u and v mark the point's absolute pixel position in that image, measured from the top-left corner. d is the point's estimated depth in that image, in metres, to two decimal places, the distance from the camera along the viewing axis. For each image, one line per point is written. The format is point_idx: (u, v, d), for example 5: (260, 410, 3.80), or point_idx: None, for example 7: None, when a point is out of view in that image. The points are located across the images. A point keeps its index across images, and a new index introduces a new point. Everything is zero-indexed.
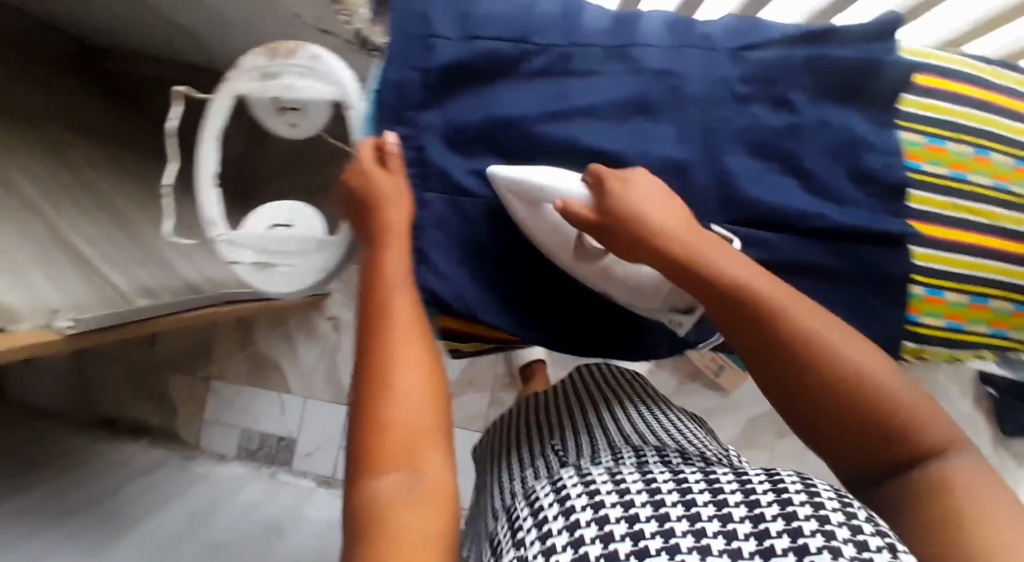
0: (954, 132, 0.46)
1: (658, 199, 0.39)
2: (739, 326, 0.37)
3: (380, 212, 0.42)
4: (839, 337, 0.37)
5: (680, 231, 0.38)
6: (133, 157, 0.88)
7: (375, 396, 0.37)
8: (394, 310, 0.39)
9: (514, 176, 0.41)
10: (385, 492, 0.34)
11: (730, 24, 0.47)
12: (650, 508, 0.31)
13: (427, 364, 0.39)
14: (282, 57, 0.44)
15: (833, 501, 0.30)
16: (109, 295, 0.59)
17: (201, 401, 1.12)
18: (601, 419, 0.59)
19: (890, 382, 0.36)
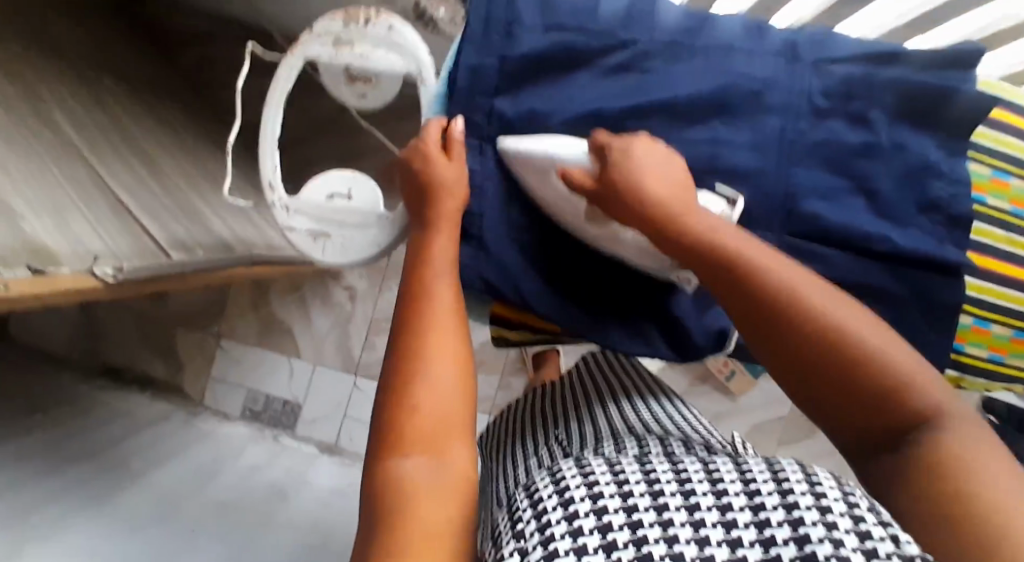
0: (1021, 168, 0.45)
1: (654, 165, 0.37)
2: (739, 298, 0.33)
3: (437, 200, 0.40)
4: (853, 313, 0.32)
5: (666, 195, 0.36)
6: (166, 106, 0.87)
7: (409, 376, 0.35)
8: (436, 297, 0.38)
9: (522, 149, 0.40)
10: (406, 474, 0.32)
11: (816, 33, 0.46)
12: (649, 498, 0.28)
13: (455, 349, 0.37)
14: (357, 24, 0.44)
15: (835, 489, 0.26)
16: (146, 246, 0.59)
17: (209, 357, 1.12)
18: (613, 407, 0.58)
19: (895, 354, 0.31)
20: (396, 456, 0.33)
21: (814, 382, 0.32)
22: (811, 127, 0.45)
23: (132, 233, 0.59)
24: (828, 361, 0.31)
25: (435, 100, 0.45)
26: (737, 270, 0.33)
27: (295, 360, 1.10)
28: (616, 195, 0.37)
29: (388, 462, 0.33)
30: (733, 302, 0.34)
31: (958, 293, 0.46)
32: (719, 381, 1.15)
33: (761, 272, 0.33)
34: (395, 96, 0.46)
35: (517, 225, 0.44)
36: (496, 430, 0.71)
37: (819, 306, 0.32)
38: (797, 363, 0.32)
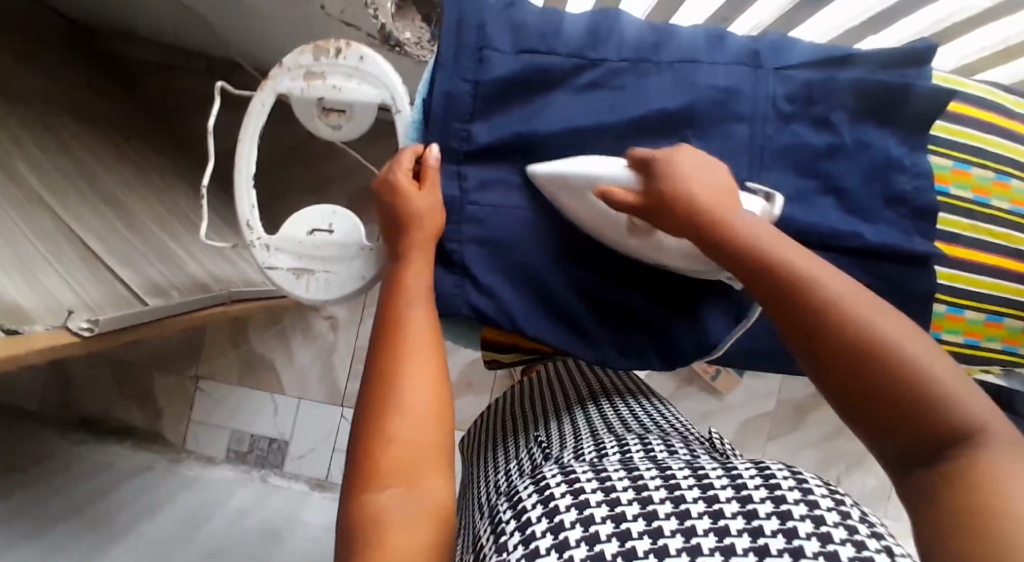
0: (978, 158, 0.48)
1: (700, 170, 0.37)
2: (773, 302, 0.34)
3: (407, 229, 0.40)
4: (887, 319, 0.32)
5: (710, 200, 0.36)
6: (130, 146, 0.85)
7: (382, 407, 0.34)
8: (412, 324, 0.37)
9: (555, 170, 0.40)
10: (385, 510, 0.31)
11: (773, 40, 0.47)
12: (637, 506, 0.29)
13: (433, 370, 0.36)
14: (328, 56, 0.44)
15: (826, 495, 0.27)
16: (118, 294, 0.57)
17: (188, 401, 1.09)
18: (594, 408, 0.58)
19: (938, 368, 0.31)
20: (372, 489, 0.31)
21: (837, 387, 0.32)
22: (777, 131, 0.46)
23: (104, 282, 0.57)
24: (856, 367, 0.31)
25: (411, 125, 0.45)
26: (772, 277, 0.33)
27: (278, 397, 1.08)
28: (657, 204, 0.37)
29: (363, 497, 0.31)
30: (768, 303, 0.34)
31: (931, 282, 0.47)
32: (705, 382, 1.16)
33: (793, 277, 0.33)
34: (371, 126, 0.45)
35: (500, 248, 0.44)
36: (477, 437, 0.70)
37: (850, 313, 0.32)
38: (822, 363, 0.33)
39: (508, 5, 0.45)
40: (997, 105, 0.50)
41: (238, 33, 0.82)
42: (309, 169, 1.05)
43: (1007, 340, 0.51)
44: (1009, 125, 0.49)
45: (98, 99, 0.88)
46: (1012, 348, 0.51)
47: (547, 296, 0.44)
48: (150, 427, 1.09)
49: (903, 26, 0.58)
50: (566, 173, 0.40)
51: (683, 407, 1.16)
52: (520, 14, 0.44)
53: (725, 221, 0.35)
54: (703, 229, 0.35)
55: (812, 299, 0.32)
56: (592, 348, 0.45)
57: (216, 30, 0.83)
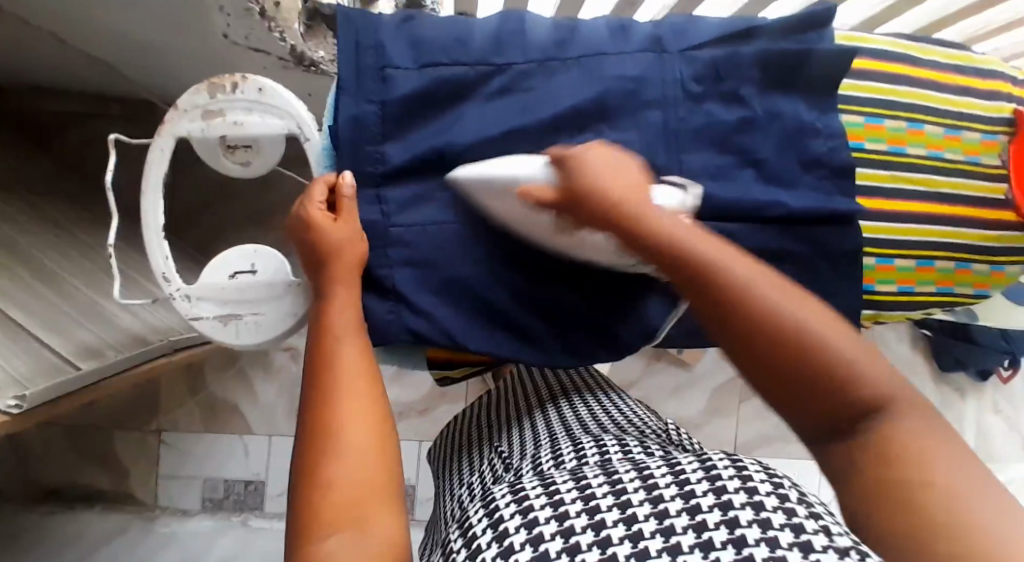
0: (889, 109, 0.49)
1: (613, 169, 0.38)
2: (689, 287, 0.35)
3: (332, 260, 0.39)
4: (796, 300, 0.33)
5: (625, 199, 0.37)
6: (51, 203, 0.82)
7: (321, 451, 0.33)
8: (342, 364, 0.36)
9: (482, 174, 0.40)
10: (329, 556, 0.30)
11: (675, 23, 0.48)
12: (585, 516, 0.29)
13: (371, 406, 0.36)
14: (225, 92, 0.42)
15: (766, 484, 0.29)
16: (45, 364, 0.54)
17: (154, 456, 1.05)
18: (555, 410, 0.58)
19: (846, 346, 0.32)
20: (317, 539, 0.30)
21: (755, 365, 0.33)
22: (690, 112, 0.46)
23: (29, 353, 0.55)
24: (774, 349, 0.32)
25: (325, 154, 0.44)
26: (686, 265, 0.34)
27: (248, 437, 1.05)
28: (576, 201, 0.37)
29: (311, 546, 0.30)
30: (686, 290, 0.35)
31: (857, 239, 0.48)
32: (673, 356, 1.17)
33: (708, 262, 0.34)
34: (281, 159, 0.44)
35: (430, 266, 0.43)
36: (441, 453, 0.69)
37: (759, 294, 0.33)
38: (737, 345, 0.33)
39: (405, 22, 0.44)
40: (906, 55, 0.51)
41: (144, 72, 0.78)
42: (244, 202, 1.02)
43: (940, 282, 0.52)
44: (920, 74, 0.50)
45: (5, 158, 0.83)
46: (946, 289, 0.53)
47: (485, 308, 0.43)
48: (116, 489, 1.05)
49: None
50: (494, 175, 0.40)
51: (655, 384, 1.17)
52: (419, 29, 0.44)
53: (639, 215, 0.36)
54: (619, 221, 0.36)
55: (726, 282, 0.33)
56: (537, 352, 0.44)
57: (121, 70, 0.80)
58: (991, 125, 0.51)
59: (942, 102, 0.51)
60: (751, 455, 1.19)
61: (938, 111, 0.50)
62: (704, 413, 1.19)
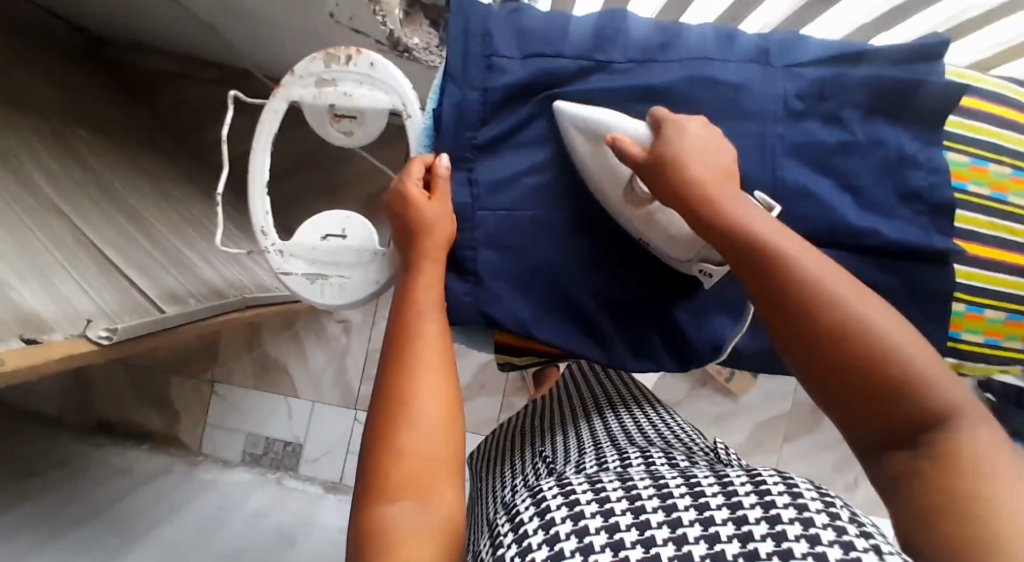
0: (995, 154, 0.47)
1: (703, 147, 0.38)
2: (766, 287, 0.34)
3: (424, 236, 0.40)
4: (876, 308, 0.33)
5: (706, 182, 0.36)
6: (144, 153, 0.87)
7: (394, 421, 0.35)
8: (421, 343, 0.37)
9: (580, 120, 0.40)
10: (394, 520, 0.31)
11: (784, 38, 0.48)
12: (630, 516, 0.30)
13: (445, 393, 0.36)
14: (339, 63, 0.44)
15: (815, 498, 0.29)
16: (136, 302, 0.58)
17: (204, 404, 1.10)
18: (609, 421, 0.59)
19: (917, 353, 0.32)
20: (380, 503, 0.32)
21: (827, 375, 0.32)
22: (789, 129, 0.46)
23: (121, 290, 0.58)
24: (846, 351, 0.32)
25: (423, 133, 0.46)
26: (764, 264, 0.34)
27: (293, 400, 1.08)
28: (657, 175, 0.37)
29: (374, 508, 0.32)
30: (760, 291, 0.34)
31: (950, 280, 0.47)
32: (719, 383, 1.15)
33: (790, 265, 0.33)
34: (380, 134, 0.46)
35: (513, 251, 0.44)
36: (488, 449, 0.71)
37: (831, 292, 0.32)
38: (807, 349, 0.33)
39: (513, 12, 0.46)
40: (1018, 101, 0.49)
41: (247, 41, 0.83)
42: (319, 174, 1.06)
43: None
44: None
45: (110, 108, 0.89)
46: None
47: (562, 298, 0.44)
48: (167, 431, 1.10)
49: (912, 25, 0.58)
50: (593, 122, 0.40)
51: (697, 409, 1.15)
52: (526, 21, 0.45)
53: (721, 210, 0.35)
54: (699, 211, 0.36)
55: (808, 287, 0.33)
56: (605, 348, 0.45)
57: (227, 37, 0.85)
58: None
59: None
60: None
61: None
62: (743, 445, 1.16)
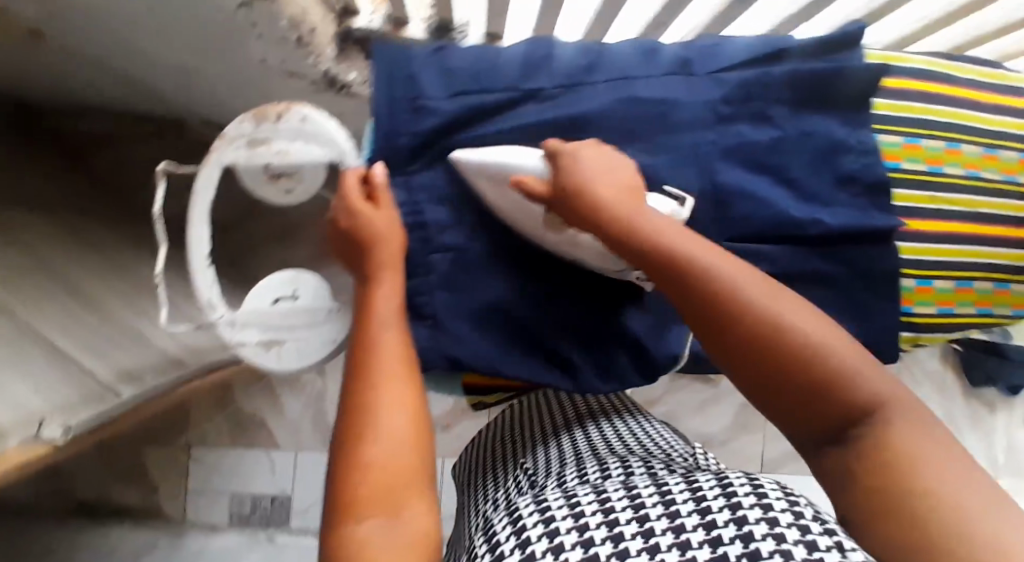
0: (925, 131, 0.52)
1: (606, 169, 0.39)
2: (680, 297, 0.35)
3: (371, 252, 0.40)
4: (792, 309, 0.34)
5: (616, 202, 0.37)
6: (85, 219, 0.83)
7: (359, 433, 0.35)
8: (383, 351, 0.38)
9: (480, 159, 0.41)
10: (364, 539, 0.31)
11: (706, 46, 0.49)
12: (604, 529, 0.31)
13: (409, 401, 0.37)
14: (269, 121, 0.43)
15: (780, 501, 0.30)
16: (91, 391, 0.56)
17: (182, 472, 1.05)
18: (580, 433, 0.60)
19: (835, 346, 0.33)
20: (351, 522, 0.32)
21: (755, 381, 0.33)
22: (721, 133, 0.47)
23: (74, 379, 0.56)
24: (758, 351, 0.33)
25: None
26: (681, 281, 0.34)
27: (274, 452, 1.05)
28: (564, 199, 0.38)
29: (343, 531, 0.32)
30: (672, 298, 0.35)
31: (893, 260, 0.48)
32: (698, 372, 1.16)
33: (707, 280, 0.34)
34: (321, 188, 0.45)
35: (468, 289, 0.44)
36: (469, 466, 0.71)
37: (740, 296, 0.33)
38: (728, 352, 0.34)
39: (438, 51, 0.46)
40: (929, 74, 0.54)
41: (178, 95, 0.80)
42: None
43: (979, 303, 0.54)
44: (943, 91, 0.53)
45: (44, 179, 0.85)
46: (985, 310, 0.55)
47: (524, 330, 0.44)
48: (145, 504, 1.05)
49: (829, 14, 0.60)
50: (496, 160, 0.40)
51: (680, 400, 1.16)
52: (451, 59, 0.45)
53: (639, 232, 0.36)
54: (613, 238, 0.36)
55: (723, 302, 0.33)
56: (572, 373, 0.45)
57: (156, 93, 0.82)
58: (997, 142, 0.54)
59: (963, 118, 0.53)
60: (780, 474, 1.16)
61: (947, 128, 0.52)
62: (730, 429, 1.17)
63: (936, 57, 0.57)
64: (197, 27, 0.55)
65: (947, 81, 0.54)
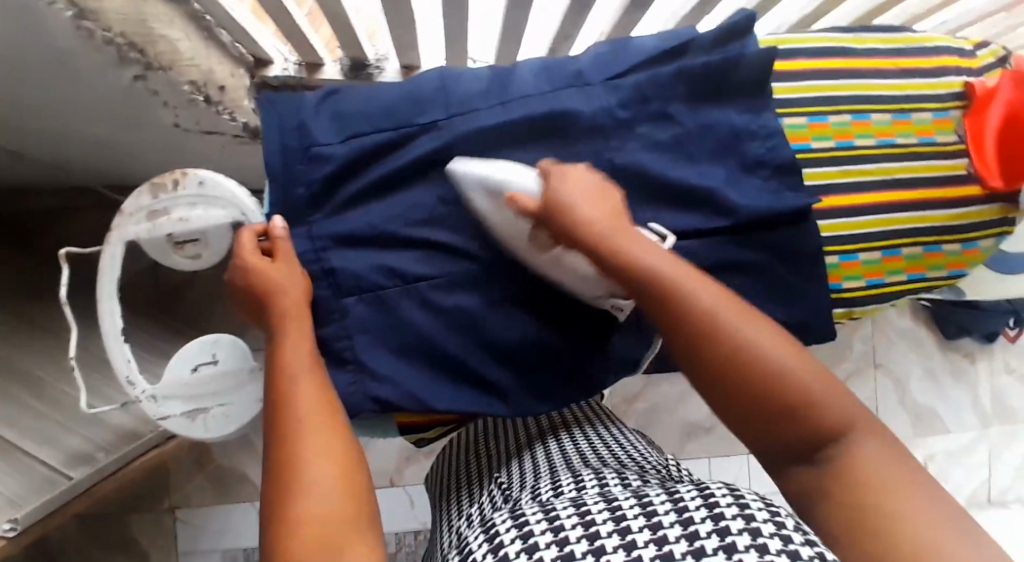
0: (829, 107, 0.53)
1: (591, 191, 0.40)
2: (667, 319, 0.36)
3: (273, 302, 0.40)
4: (767, 333, 0.35)
5: (610, 222, 0.38)
6: (30, 301, 0.82)
7: (286, 491, 0.34)
8: (301, 401, 0.38)
9: (473, 172, 0.41)
10: None
11: (601, 53, 0.49)
12: (581, 529, 0.31)
13: (338, 446, 0.36)
14: (167, 190, 0.43)
15: (757, 501, 0.31)
16: (38, 480, 0.55)
17: (171, 536, 1.04)
18: (552, 444, 0.60)
19: (804, 373, 0.34)
20: None
21: (724, 394, 0.35)
22: (623, 137, 0.47)
23: (24, 471, 0.55)
24: (738, 374, 0.34)
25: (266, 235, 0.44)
26: (671, 313, 0.35)
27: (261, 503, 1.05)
28: (552, 217, 0.38)
29: None
30: (656, 319, 0.36)
31: (813, 240, 0.48)
32: None
33: (688, 302, 0.35)
34: (230, 249, 0.45)
35: (386, 329, 0.43)
36: (441, 479, 0.71)
37: (723, 323, 0.35)
38: (709, 375, 0.35)
39: (326, 98, 0.46)
40: (823, 49, 0.55)
41: (108, 166, 0.80)
42: None
43: (910, 269, 0.54)
44: (840, 64, 0.54)
45: None
46: (918, 275, 0.55)
47: (449, 363, 0.44)
48: None
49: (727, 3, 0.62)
50: (494, 176, 0.41)
51: (661, 393, 1.16)
52: (340, 103, 0.46)
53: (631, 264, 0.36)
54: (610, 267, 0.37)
55: (711, 333, 0.35)
56: (505, 396, 0.45)
57: (85, 168, 0.81)
58: (908, 105, 0.55)
59: (866, 88, 0.54)
60: None
61: (851, 101, 0.53)
62: (714, 416, 1.17)
63: (836, 30, 0.58)
64: (97, 100, 0.55)
65: (845, 54, 0.55)
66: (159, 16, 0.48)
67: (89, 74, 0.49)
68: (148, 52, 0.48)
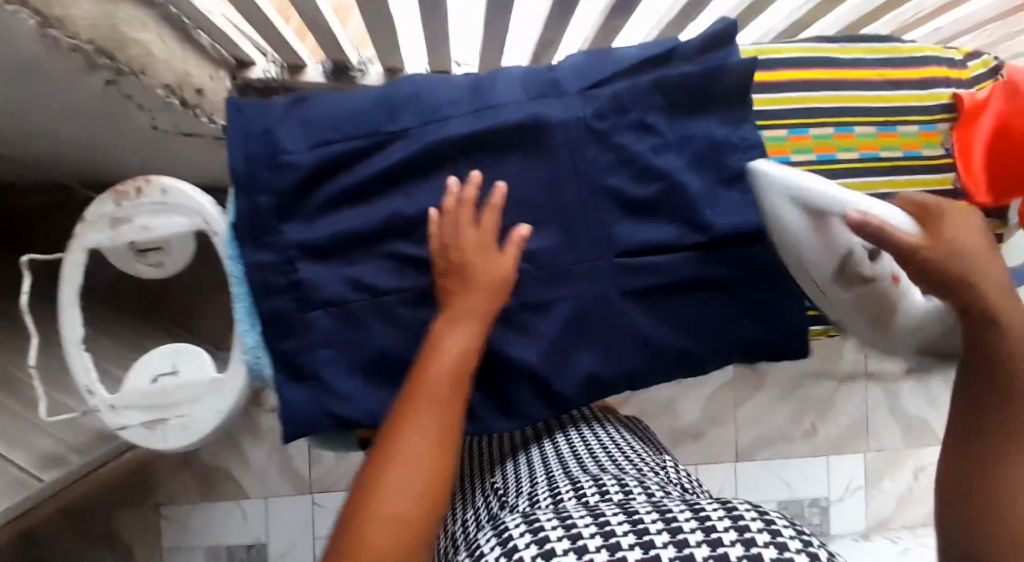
0: (815, 119, 0.53)
1: (981, 240, 0.39)
2: (974, 373, 0.39)
3: (463, 269, 0.41)
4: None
5: (988, 277, 0.38)
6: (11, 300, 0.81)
7: (382, 476, 0.36)
8: (435, 387, 0.38)
9: (799, 185, 0.40)
10: None
11: (576, 63, 0.48)
12: (600, 538, 0.33)
13: (438, 452, 0.37)
14: (129, 198, 0.42)
15: (789, 531, 0.32)
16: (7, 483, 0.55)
17: (155, 533, 1.04)
18: (546, 447, 0.60)
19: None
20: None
21: (963, 454, 0.40)
22: (600, 151, 0.46)
23: None
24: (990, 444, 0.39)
25: (227, 243, 0.43)
26: (1000, 376, 0.38)
27: (244, 502, 1.06)
28: (921, 255, 0.37)
29: None
30: (968, 369, 0.40)
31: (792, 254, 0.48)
32: None
33: (1008, 378, 0.38)
34: (191, 257, 0.45)
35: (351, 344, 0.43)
36: None
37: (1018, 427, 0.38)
38: (964, 433, 0.40)
39: (296, 103, 0.46)
40: (805, 60, 0.54)
41: (90, 163, 0.79)
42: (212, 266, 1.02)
43: None
44: (823, 76, 0.54)
45: None
46: None
47: (415, 377, 0.44)
48: None
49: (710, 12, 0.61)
50: (815, 193, 0.40)
51: (649, 397, 1.15)
52: (309, 110, 0.45)
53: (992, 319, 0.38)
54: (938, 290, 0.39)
55: (999, 404, 0.38)
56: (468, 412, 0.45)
57: (66, 165, 0.80)
58: (895, 117, 0.55)
59: (852, 100, 0.54)
60: (752, 460, 1.17)
61: (836, 113, 0.53)
62: (701, 421, 1.17)
63: (822, 39, 0.57)
64: (74, 102, 0.54)
65: (829, 66, 0.54)
66: (130, 20, 0.47)
67: (60, 78, 0.48)
68: (119, 57, 0.47)
